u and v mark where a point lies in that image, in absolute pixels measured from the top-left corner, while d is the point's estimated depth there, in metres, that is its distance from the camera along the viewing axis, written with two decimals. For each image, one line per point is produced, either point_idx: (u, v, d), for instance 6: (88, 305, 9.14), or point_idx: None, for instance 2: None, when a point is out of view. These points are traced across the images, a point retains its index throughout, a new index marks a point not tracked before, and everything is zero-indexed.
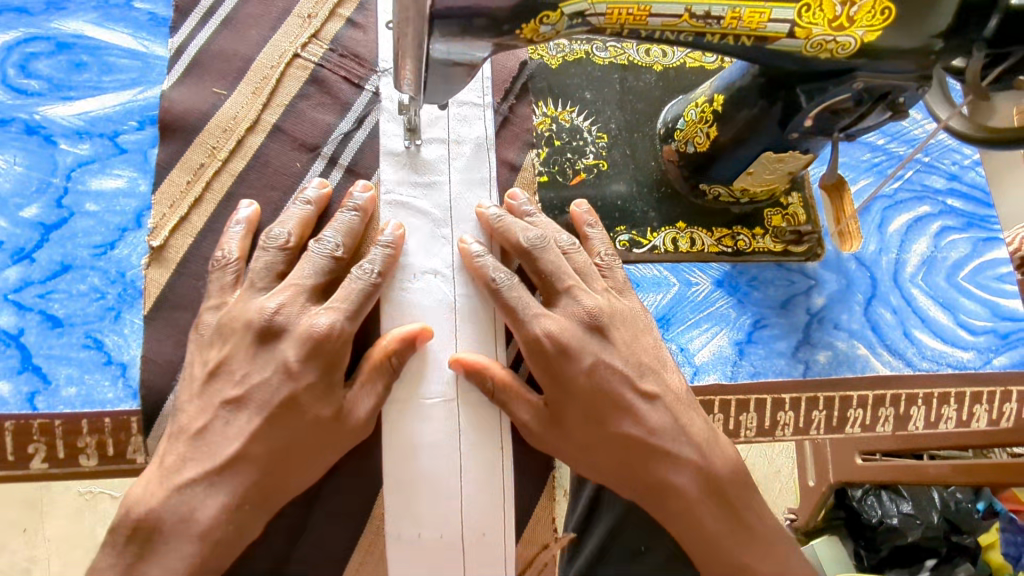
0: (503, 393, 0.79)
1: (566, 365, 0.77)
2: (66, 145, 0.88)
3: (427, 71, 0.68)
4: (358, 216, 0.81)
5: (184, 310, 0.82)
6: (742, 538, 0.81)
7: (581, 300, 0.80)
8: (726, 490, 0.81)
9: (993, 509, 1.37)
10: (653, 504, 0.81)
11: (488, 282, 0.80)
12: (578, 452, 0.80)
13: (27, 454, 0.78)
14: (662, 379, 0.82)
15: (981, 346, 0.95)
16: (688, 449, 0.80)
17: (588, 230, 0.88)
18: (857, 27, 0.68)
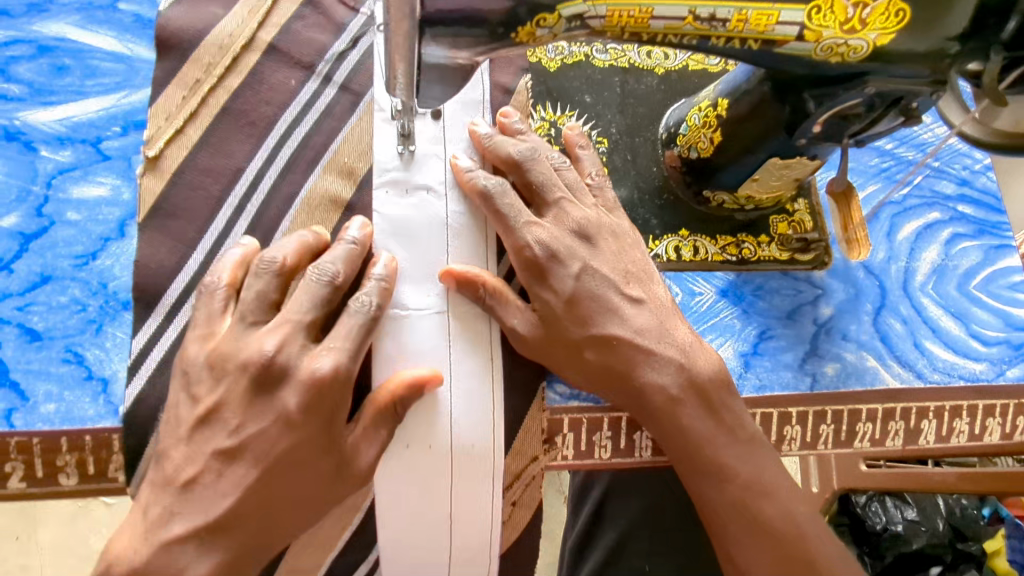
0: (496, 301, 0.77)
1: (555, 267, 0.76)
2: (47, 152, 0.85)
3: (419, 76, 0.65)
4: (357, 248, 0.75)
5: (179, 218, 0.82)
6: (726, 438, 0.76)
7: (569, 211, 0.79)
8: (710, 393, 0.76)
9: (998, 515, 1.34)
10: (635, 407, 0.76)
11: (480, 190, 0.77)
12: (563, 364, 0.77)
13: (4, 472, 0.75)
14: (649, 288, 0.79)
15: (993, 358, 0.92)
16: (671, 348, 0.76)
17: (580, 152, 0.85)
18: (869, 30, 0.65)
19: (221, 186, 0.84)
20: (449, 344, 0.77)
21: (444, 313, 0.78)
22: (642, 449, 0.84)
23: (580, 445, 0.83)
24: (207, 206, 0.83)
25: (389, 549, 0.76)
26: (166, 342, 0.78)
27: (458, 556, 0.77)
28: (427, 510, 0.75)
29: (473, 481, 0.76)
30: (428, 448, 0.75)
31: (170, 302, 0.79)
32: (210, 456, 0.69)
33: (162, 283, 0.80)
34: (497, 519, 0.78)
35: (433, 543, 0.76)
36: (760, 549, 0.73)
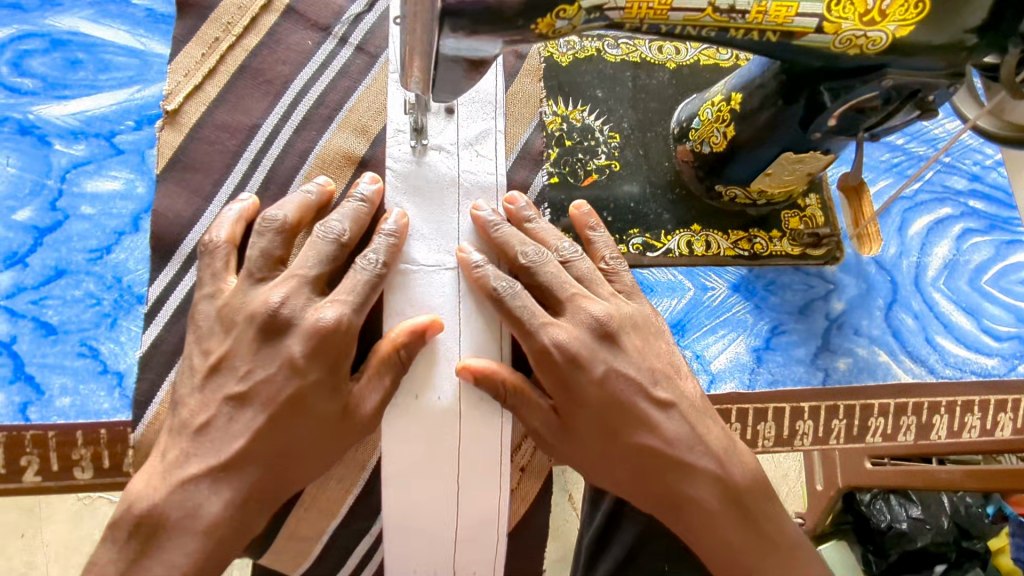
0: (516, 402, 0.73)
1: (576, 373, 0.71)
2: (61, 146, 0.85)
3: (436, 68, 0.65)
4: (366, 207, 0.76)
5: (195, 172, 0.83)
6: (765, 548, 0.76)
7: (587, 308, 0.74)
8: (746, 500, 0.75)
9: (1002, 513, 1.31)
10: (665, 512, 0.76)
11: (491, 292, 0.74)
12: (590, 460, 0.74)
13: (19, 466, 0.75)
14: (676, 386, 0.76)
15: (1005, 353, 0.92)
16: (705, 458, 0.74)
17: (592, 234, 0.82)
18: (888, 22, 0.65)
19: (237, 141, 0.85)
20: (459, 301, 0.78)
21: (453, 270, 0.78)
22: None
23: None
24: (223, 158, 0.84)
25: (393, 513, 0.75)
26: (183, 288, 0.79)
27: (468, 522, 0.76)
28: (433, 472, 0.75)
29: (482, 446, 0.75)
30: (436, 402, 0.75)
31: (186, 253, 0.81)
32: (222, 401, 0.70)
33: (179, 232, 0.81)
34: (505, 489, 0.77)
35: (439, 509, 0.75)
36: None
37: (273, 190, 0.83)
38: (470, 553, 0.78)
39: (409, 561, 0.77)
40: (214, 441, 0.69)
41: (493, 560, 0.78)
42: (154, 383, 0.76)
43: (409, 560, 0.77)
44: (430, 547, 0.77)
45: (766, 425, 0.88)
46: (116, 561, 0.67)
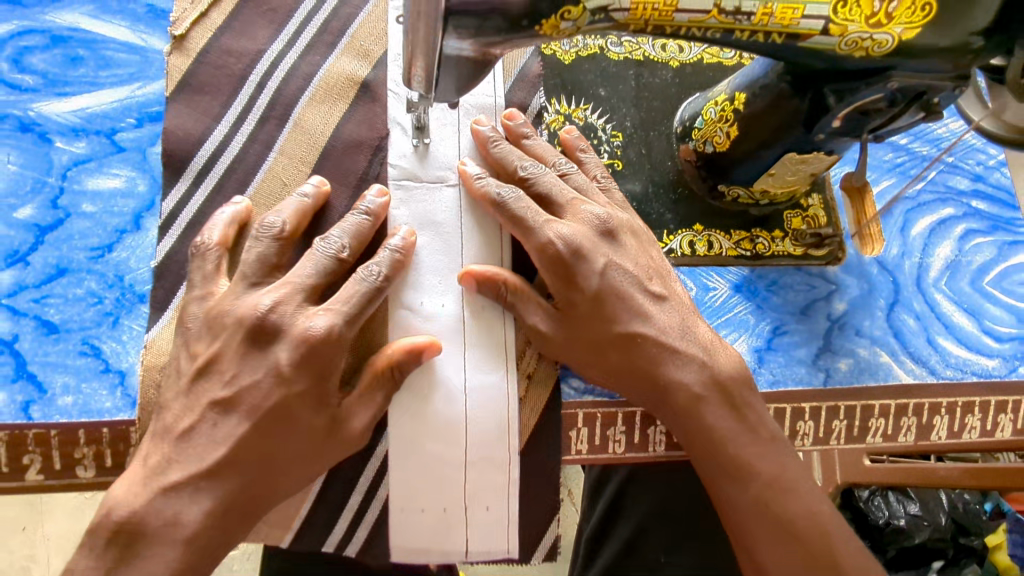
0: (517, 298, 0.76)
1: (579, 264, 0.74)
2: (62, 143, 0.85)
3: (438, 70, 0.65)
4: (369, 220, 0.76)
5: (205, 94, 0.86)
6: (748, 437, 0.75)
7: (587, 209, 0.77)
8: (733, 391, 0.75)
9: (999, 510, 1.32)
10: (660, 408, 0.76)
11: (493, 198, 0.76)
12: (587, 359, 0.76)
13: (22, 465, 0.75)
14: (669, 285, 0.79)
15: (1006, 354, 0.92)
16: (693, 346, 0.76)
17: (581, 155, 0.84)
18: (895, 24, 0.65)
19: (244, 65, 0.88)
20: (460, 211, 0.81)
21: (454, 184, 0.82)
22: (656, 444, 0.83)
23: (594, 440, 0.82)
24: (230, 82, 0.87)
25: (398, 431, 0.75)
26: (194, 204, 0.82)
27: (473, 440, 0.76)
28: (441, 379, 0.76)
29: (488, 352, 0.78)
30: (440, 308, 0.78)
31: (198, 168, 0.83)
32: (225, 345, 0.70)
33: (188, 149, 0.84)
34: (513, 392, 0.78)
35: (442, 423, 0.76)
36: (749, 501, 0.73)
37: (279, 108, 0.86)
38: (482, 474, 0.77)
39: (413, 488, 0.76)
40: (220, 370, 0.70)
41: (506, 481, 0.77)
42: (170, 290, 0.79)
43: (416, 492, 0.76)
44: (435, 468, 0.76)
45: None
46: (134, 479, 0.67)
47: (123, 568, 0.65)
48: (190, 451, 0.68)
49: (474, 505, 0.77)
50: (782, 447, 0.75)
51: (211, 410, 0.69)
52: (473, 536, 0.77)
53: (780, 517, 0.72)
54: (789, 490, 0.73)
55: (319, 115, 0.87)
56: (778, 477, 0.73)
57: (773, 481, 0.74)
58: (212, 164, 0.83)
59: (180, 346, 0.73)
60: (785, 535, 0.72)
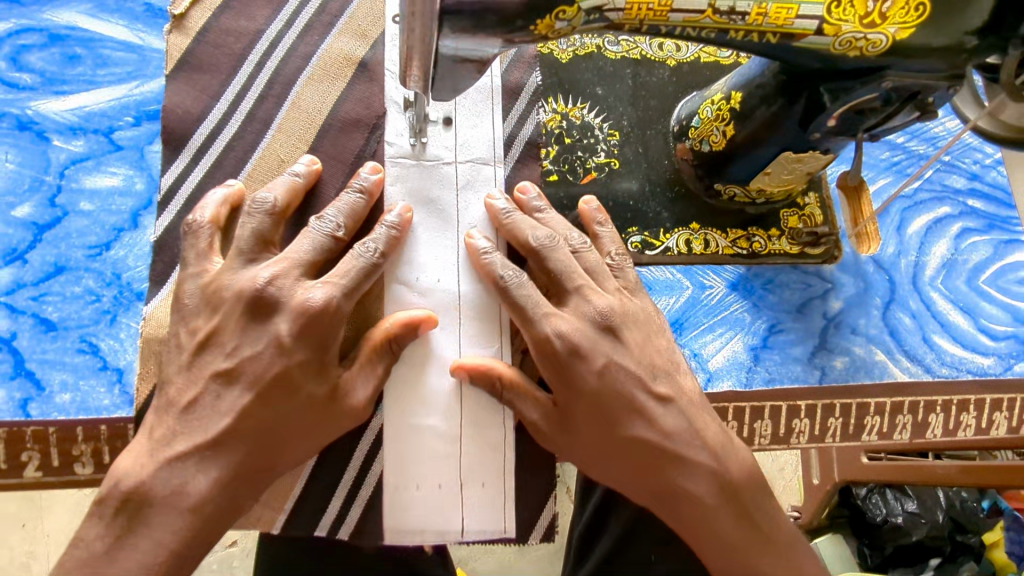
0: (511, 396, 0.74)
1: (577, 365, 0.71)
2: (60, 141, 0.85)
3: (435, 69, 0.65)
4: (364, 198, 0.76)
5: (206, 73, 0.85)
6: (760, 545, 0.74)
7: (592, 300, 0.74)
8: (743, 496, 0.73)
9: (998, 507, 1.28)
10: (665, 510, 0.74)
11: (497, 281, 0.73)
12: (587, 457, 0.73)
13: (20, 462, 0.74)
14: (676, 381, 0.75)
15: (1002, 352, 0.93)
16: (701, 452, 0.73)
17: (598, 229, 0.83)
18: (889, 23, 0.65)
19: (242, 44, 0.87)
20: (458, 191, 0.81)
21: (451, 164, 0.81)
22: None
23: None
24: (229, 61, 0.86)
25: (391, 402, 0.76)
26: (194, 179, 0.81)
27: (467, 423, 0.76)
28: (436, 353, 0.77)
29: (484, 324, 0.78)
30: (436, 284, 0.78)
31: (198, 144, 0.83)
32: (210, 378, 0.68)
33: (188, 125, 0.83)
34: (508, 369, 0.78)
35: (436, 400, 0.76)
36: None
37: (277, 88, 0.85)
38: (476, 451, 0.76)
39: (406, 464, 0.75)
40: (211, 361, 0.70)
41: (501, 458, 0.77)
42: (168, 265, 0.77)
43: (409, 470, 0.75)
44: (430, 444, 0.75)
45: (762, 423, 0.88)
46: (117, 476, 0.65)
47: (131, 535, 0.64)
48: (195, 422, 0.68)
49: (468, 482, 0.76)
50: (792, 552, 0.75)
51: (214, 382, 0.68)
52: (470, 514, 0.75)
53: None
54: None
55: (317, 93, 0.86)
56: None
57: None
58: (211, 142, 0.83)
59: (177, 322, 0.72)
60: None
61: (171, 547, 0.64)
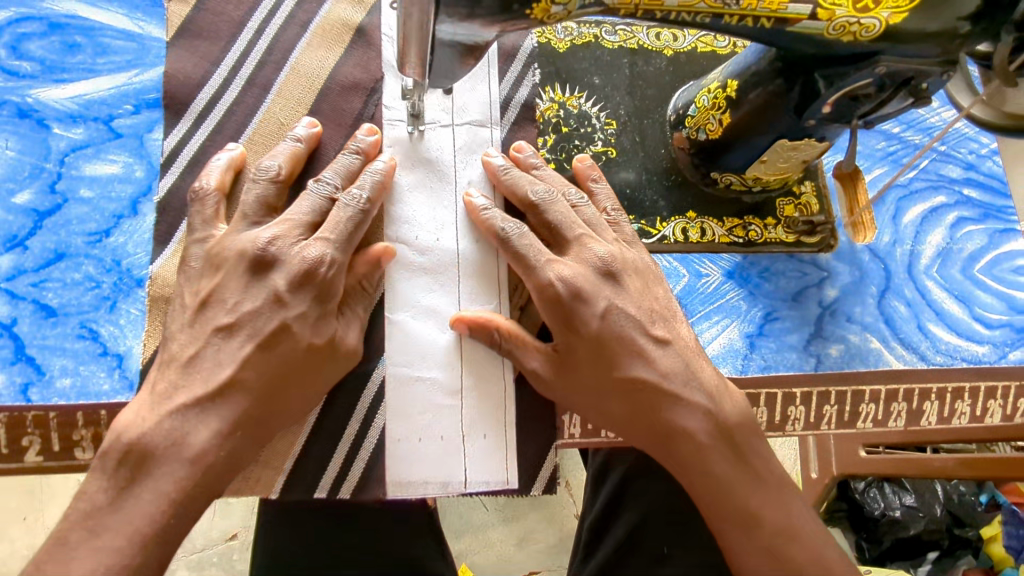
0: (511, 345, 0.76)
1: (580, 308, 0.73)
2: (59, 129, 0.86)
3: (432, 56, 0.66)
4: (359, 159, 0.79)
5: (204, 39, 0.89)
6: (753, 484, 0.73)
7: (591, 248, 0.77)
8: (737, 436, 0.74)
9: (995, 502, 1.29)
10: (661, 451, 0.75)
11: (499, 233, 0.77)
12: (585, 400, 0.76)
13: (21, 446, 0.75)
14: (672, 327, 0.78)
15: (996, 340, 0.93)
16: (697, 392, 0.74)
17: (593, 185, 0.85)
18: (882, 8, 0.66)
19: (242, 11, 0.90)
20: (455, 154, 0.84)
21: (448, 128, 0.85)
22: None
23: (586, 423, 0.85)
24: (228, 28, 0.90)
25: (393, 355, 0.78)
26: (196, 141, 0.85)
27: (467, 376, 0.79)
28: (436, 308, 0.80)
29: (483, 281, 0.81)
30: (435, 242, 0.81)
31: (198, 109, 0.86)
32: (211, 332, 0.70)
33: (189, 91, 0.87)
34: None
35: (436, 354, 0.79)
36: (756, 550, 0.72)
37: (277, 54, 0.89)
38: (476, 404, 0.78)
39: (407, 416, 0.77)
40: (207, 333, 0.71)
41: (502, 412, 0.79)
42: (170, 228, 0.82)
43: (411, 422, 0.77)
44: (431, 398, 0.78)
45: (759, 410, 0.89)
46: (107, 490, 0.65)
47: (133, 485, 0.65)
48: (195, 374, 0.69)
49: (470, 435, 0.78)
50: (788, 496, 0.74)
51: (215, 335, 0.70)
52: (471, 467, 0.77)
53: (787, 562, 0.71)
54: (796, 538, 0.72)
55: (315, 60, 0.90)
56: (785, 528, 0.72)
57: (780, 528, 0.72)
58: (212, 105, 0.86)
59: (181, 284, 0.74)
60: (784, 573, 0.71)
61: (172, 496, 0.65)
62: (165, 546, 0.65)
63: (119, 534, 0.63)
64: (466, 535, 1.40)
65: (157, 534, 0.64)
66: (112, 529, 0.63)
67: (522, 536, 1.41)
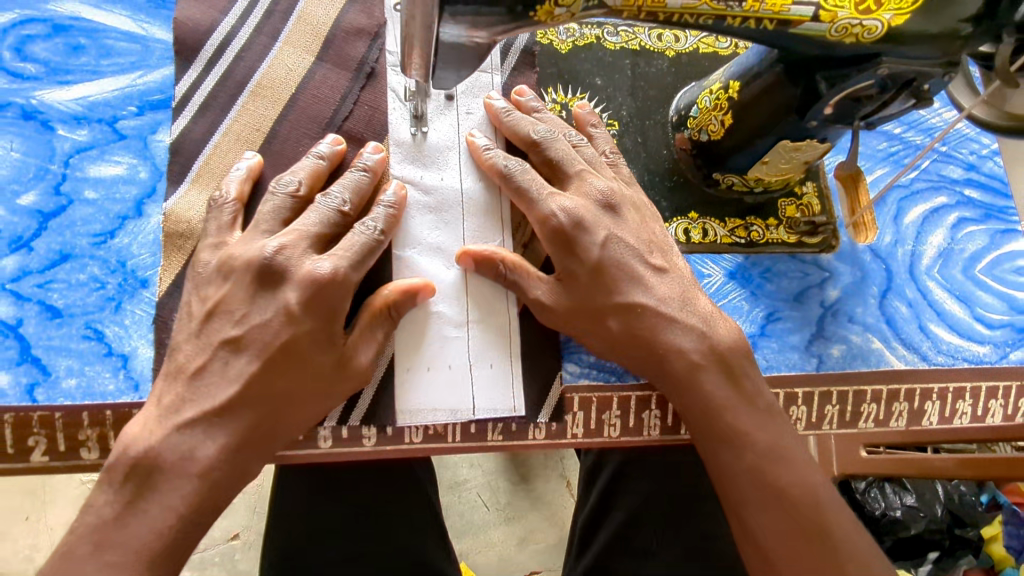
0: (517, 276, 0.78)
1: (582, 236, 0.76)
2: (64, 131, 0.86)
3: (436, 56, 0.66)
4: (367, 176, 0.79)
5: None
6: (743, 407, 0.74)
7: (591, 182, 0.80)
8: (730, 359, 0.76)
9: (995, 502, 1.30)
10: (656, 371, 0.77)
11: (500, 169, 0.81)
12: (588, 326, 0.77)
13: (27, 447, 0.76)
14: (670, 257, 0.81)
15: (997, 341, 0.94)
16: (692, 317, 0.77)
17: (592, 130, 0.87)
18: (884, 10, 0.66)
19: None
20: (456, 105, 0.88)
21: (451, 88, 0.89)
22: (650, 428, 0.85)
23: (590, 423, 0.84)
24: None
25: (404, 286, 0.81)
26: (206, 87, 0.89)
27: (475, 308, 0.82)
28: (441, 245, 0.83)
29: (488, 218, 0.85)
30: (440, 181, 0.85)
31: (209, 55, 0.91)
32: (218, 346, 0.70)
33: (199, 38, 0.91)
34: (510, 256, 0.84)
35: (444, 287, 0.82)
36: (744, 469, 0.72)
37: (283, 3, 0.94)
38: (484, 334, 0.82)
39: (415, 348, 0.80)
40: (209, 383, 0.69)
41: (508, 341, 0.82)
42: (185, 166, 0.85)
43: (421, 354, 0.80)
44: (437, 329, 0.80)
45: None
46: (112, 503, 0.64)
47: (139, 500, 0.64)
48: (202, 389, 0.69)
49: (478, 364, 0.81)
50: (778, 418, 0.75)
51: (223, 349, 0.70)
52: (479, 393, 0.81)
53: (774, 483, 0.70)
54: (785, 456, 0.72)
55: (322, 8, 0.95)
56: (774, 450, 0.72)
57: (767, 449, 0.72)
58: (221, 53, 0.91)
59: (191, 291, 0.75)
60: (775, 500, 0.70)
61: (179, 511, 0.65)
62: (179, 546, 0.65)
63: (130, 541, 0.63)
64: (467, 535, 1.40)
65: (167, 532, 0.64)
66: (117, 547, 0.62)
67: (523, 536, 1.41)
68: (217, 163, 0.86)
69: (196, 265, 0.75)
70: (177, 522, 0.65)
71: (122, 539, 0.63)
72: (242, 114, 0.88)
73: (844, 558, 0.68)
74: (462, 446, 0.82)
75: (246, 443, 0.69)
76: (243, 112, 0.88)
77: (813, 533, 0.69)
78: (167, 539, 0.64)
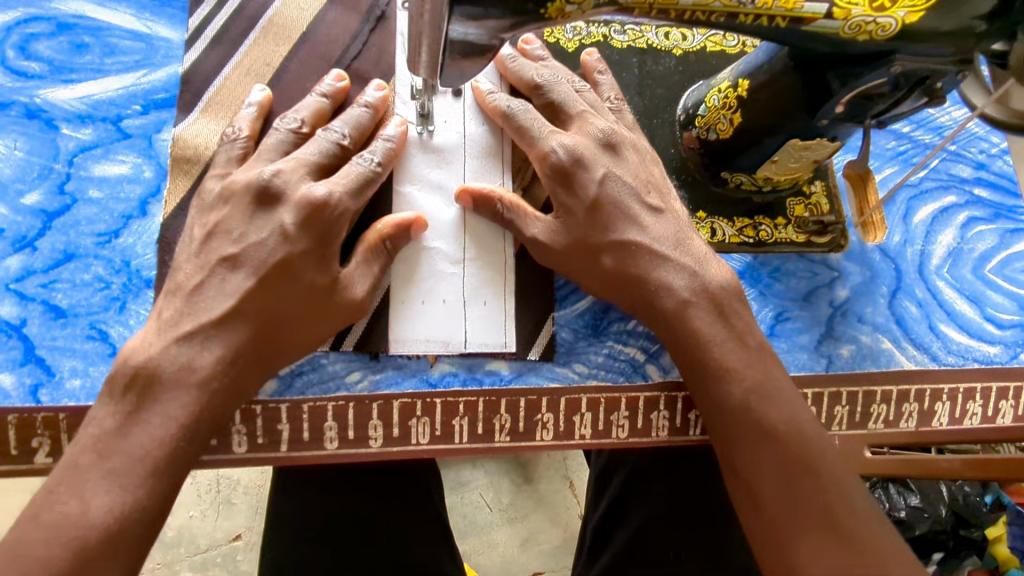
0: (514, 216, 0.80)
1: (579, 172, 0.77)
2: (68, 130, 0.85)
3: (444, 57, 0.66)
4: (369, 112, 0.81)
5: None
6: (734, 344, 0.73)
7: (592, 122, 0.81)
8: (721, 296, 0.75)
9: (999, 502, 1.27)
10: (648, 312, 0.76)
11: (503, 111, 0.82)
12: (585, 266, 0.78)
13: (31, 448, 0.75)
14: (667, 198, 0.81)
15: (1008, 341, 0.93)
16: (685, 256, 0.76)
17: (599, 77, 0.88)
18: (898, 7, 0.65)
19: None
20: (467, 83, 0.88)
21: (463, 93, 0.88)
22: (659, 429, 0.84)
23: (597, 425, 0.83)
24: None
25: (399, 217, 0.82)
26: (218, 22, 0.91)
27: (470, 248, 0.83)
28: (442, 183, 0.84)
29: (489, 159, 0.86)
30: (443, 124, 0.86)
31: None
32: (216, 262, 0.70)
33: None
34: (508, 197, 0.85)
35: (441, 222, 0.83)
36: (731, 411, 0.71)
37: None
38: (479, 272, 0.83)
39: (410, 281, 0.82)
40: (207, 301, 0.69)
41: (502, 279, 0.84)
42: (195, 96, 0.87)
43: (415, 287, 0.82)
44: (433, 264, 0.82)
45: None
46: (115, 413, 0.64)
47: (142, 411, 0.64)
48: (201, 303, 0.69)
49: (472, 300, 0.82)
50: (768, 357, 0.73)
51: (220, 265, 0.70)
52: (472, 328, 0.82)
53: (762, 420, 0.69)
54: (773, 396, 0.71)
55: None
56: (761, 388, 0.71)
57: (756, 389, 0.71)
58: None
59: (195, 217, 0.75)
60: (765, 439, 0.68)
61: (180, 421, 0.65)
62: (176, 471, 0.64)
63: (134, 449, 0.63)
64: (470, 535, 1.40)
65: (165, 448, 0.64)
66: (124, 452, 0.62)
67: (525, 537, 1.40)
68: (224, 95, 0.87)
69: (201, 192, 0.76)
70: (178, 431, 0.64)
71: (125, 448, 0.63)
72: (253, 48, 0.90)
73: (835, 498, 0.66)
74: (471, 445, 0.81)
75: (242, 356, 0.69)
76: (254, 48, 0.90)
77: (803, 471, 0.67)
78: (170, 447, 0.64)
